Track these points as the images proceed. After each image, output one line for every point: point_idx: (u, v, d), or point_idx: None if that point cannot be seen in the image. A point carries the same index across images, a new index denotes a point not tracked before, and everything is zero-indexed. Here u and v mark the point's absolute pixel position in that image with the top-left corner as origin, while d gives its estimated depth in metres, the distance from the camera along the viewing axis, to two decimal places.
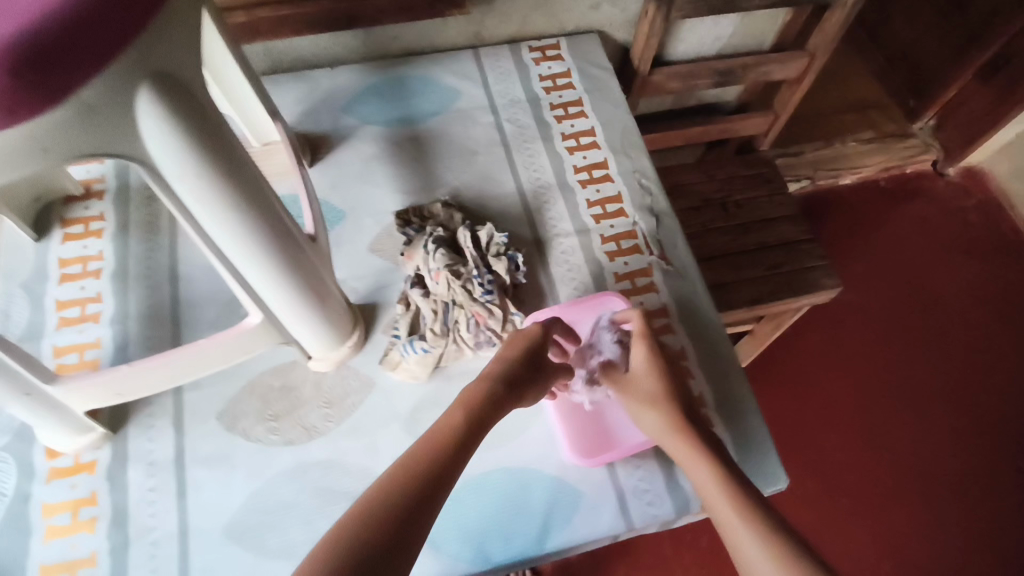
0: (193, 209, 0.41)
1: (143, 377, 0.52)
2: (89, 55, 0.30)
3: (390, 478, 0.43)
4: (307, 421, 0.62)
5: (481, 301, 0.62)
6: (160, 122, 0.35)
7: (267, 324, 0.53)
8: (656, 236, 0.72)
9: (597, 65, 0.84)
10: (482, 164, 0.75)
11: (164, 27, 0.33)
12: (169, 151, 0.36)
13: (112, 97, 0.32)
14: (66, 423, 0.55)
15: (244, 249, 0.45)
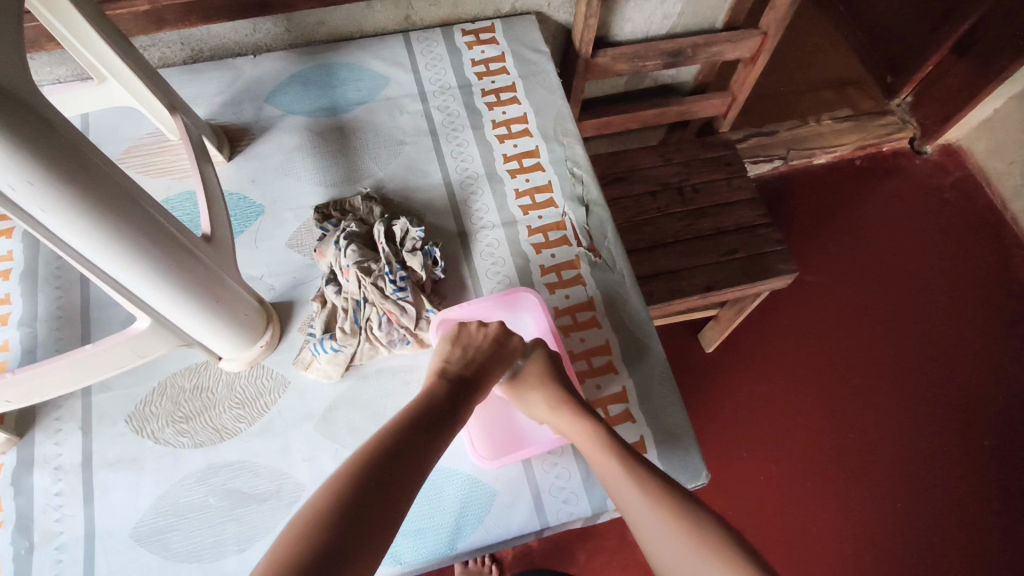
0: (41, 218, 0.39)
1: (32, 385, 0.51)
2: None
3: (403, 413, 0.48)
4: (218, 423, 0.60)
5: (393, 298, 0.60)
6: None
7: (157, 327, 0.52)
8: (585, 226, 0.70)
9: (532, 48, 0.82)
10: (408, 154, 0.74)
11: None
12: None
13: None
14: None
15: (117, 255, 0.43)
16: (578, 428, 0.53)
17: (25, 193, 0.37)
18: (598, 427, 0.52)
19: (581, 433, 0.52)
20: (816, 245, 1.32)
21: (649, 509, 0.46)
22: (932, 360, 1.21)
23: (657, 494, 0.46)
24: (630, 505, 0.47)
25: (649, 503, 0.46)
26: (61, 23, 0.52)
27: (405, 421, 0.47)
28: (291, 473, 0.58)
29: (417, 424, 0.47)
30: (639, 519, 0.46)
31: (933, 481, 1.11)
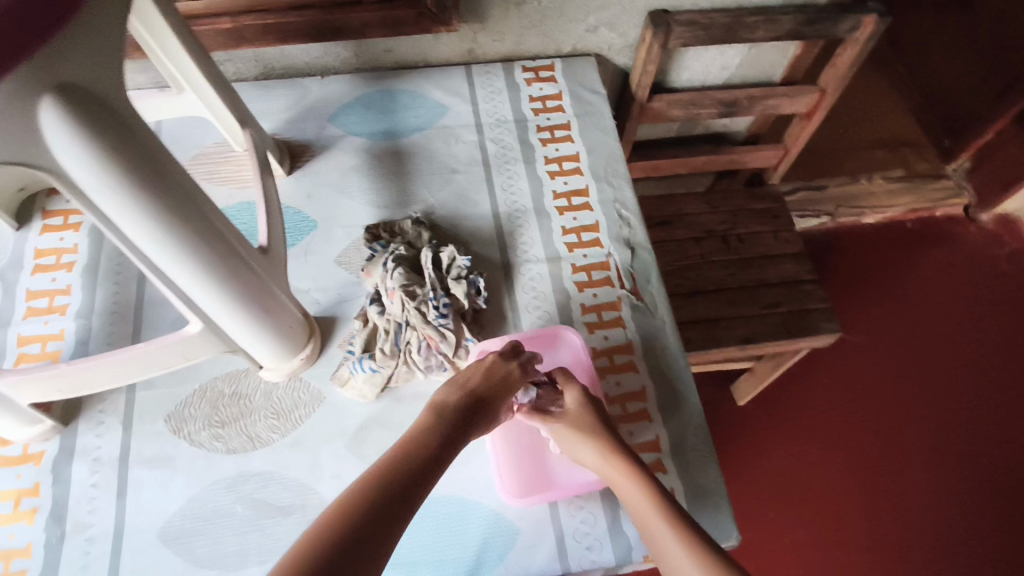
0: (112, 217, 0.41)
1: (84, 375, 0.53)
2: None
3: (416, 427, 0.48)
4: (252, 431, 0.61)
5: (434, 324, 0.60)
6: (66, 131, 0.35)
7: (207, 332, 0.53)
8: (629, 268, 0.70)
9: (589, 89, 0.83)
10: (460, 183, 0.75)
11: (78, 39, 0.34)
12: (79, 159, 0.36)
13: (13, 107, 0.33)
14: (12, 414, 0.56)
15: (175, 257, 0.44)
16: (626, 480, 0.51)
17: (101, 193, 0.39)
18: (640, 476, 0.51)
19: (628, 485, 0.51)
20: (859, 304, 1.30)
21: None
22: (976, 435, 1.16)
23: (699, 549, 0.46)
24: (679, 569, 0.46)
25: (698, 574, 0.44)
26: (151, 37, 0.55)
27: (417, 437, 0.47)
28: (317, 489, 0.58)
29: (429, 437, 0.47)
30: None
31: (969, 565, 1.06)
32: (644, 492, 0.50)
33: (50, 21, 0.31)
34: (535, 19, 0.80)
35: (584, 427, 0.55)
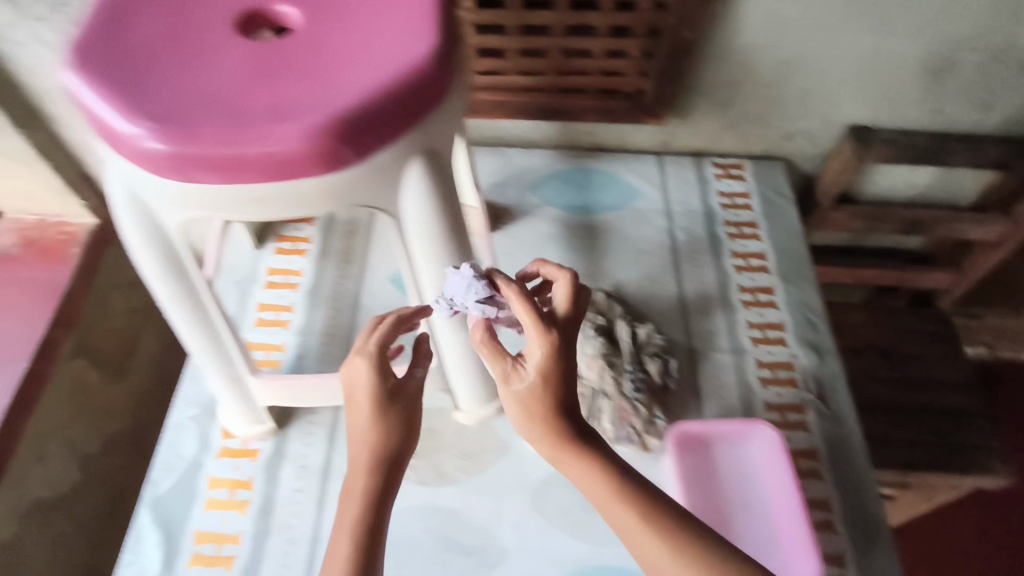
0: (417, 260, 0.47)
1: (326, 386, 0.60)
2: (391, 127, 0.38)
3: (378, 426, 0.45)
4: (442, 467, 0.65)
5: (630, 398, 0.63)
6: (420, 192, 0.42)
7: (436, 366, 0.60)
8: (815, 373, 0.71)
9: (778, 192, 0.86)
10: (649, 265, 0.79)
11: (444, 114, 0.41)
12: (419, 214, 0.43)
13: (395, 165, 0.40)
14: (248, 412, 0.63)
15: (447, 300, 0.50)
16: (584, 473, 0.41)
17: (419, 242, 0.45)
18: (603, 473, 0.41)
19: (580, 475, 0.41)
20: (1020, 447, 1.20)
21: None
22: None
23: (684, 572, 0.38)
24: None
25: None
26: None
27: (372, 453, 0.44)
28: (497, 536, 0.61)
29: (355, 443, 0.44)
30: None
31: None
32: (595, 479, 0.41)
33: (434, 96, 0.39)
34: (735, 121, 0.85)
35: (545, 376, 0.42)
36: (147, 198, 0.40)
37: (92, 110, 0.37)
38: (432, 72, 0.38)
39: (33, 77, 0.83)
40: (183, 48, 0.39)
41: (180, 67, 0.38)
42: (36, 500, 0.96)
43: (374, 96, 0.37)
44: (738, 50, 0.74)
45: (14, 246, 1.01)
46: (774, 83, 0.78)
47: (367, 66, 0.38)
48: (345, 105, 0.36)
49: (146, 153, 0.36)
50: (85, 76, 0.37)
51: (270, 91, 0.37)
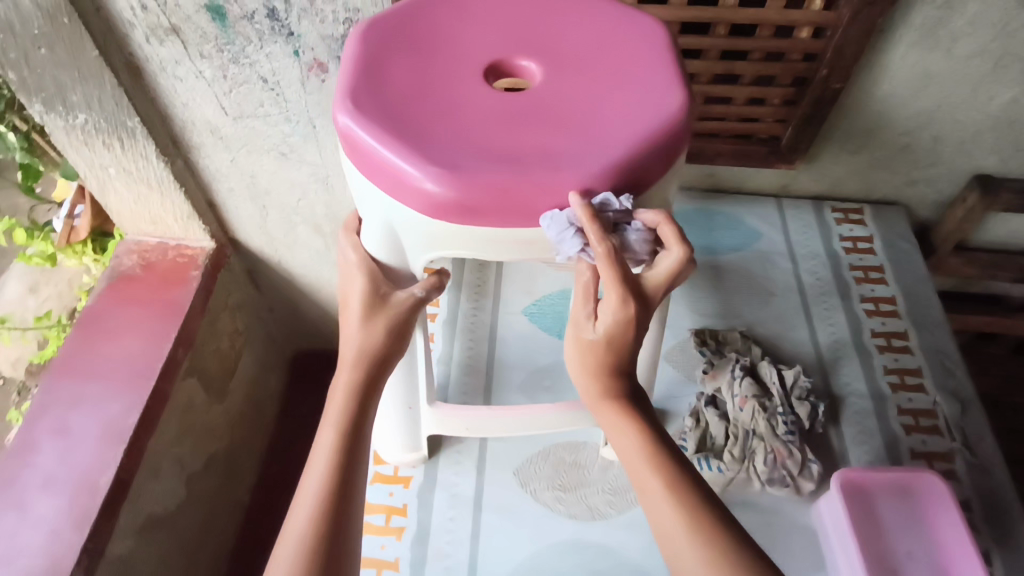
0: None
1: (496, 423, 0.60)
2: (647, 173, 0.40)
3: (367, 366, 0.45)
4: (591, 501, 0.65)
5: (782, 439, 0.63)
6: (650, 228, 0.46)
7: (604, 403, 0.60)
8: (960, 423, 0.70)
9: (901, 237, 0.86)
10: (777, 306, 0.80)
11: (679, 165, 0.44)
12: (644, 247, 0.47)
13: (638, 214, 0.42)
14: (408, 440, 0.65)
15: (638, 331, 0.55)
16: (619, 424, 0.44)
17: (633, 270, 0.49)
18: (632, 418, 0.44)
19: (618, 426, 0.44)
20: None
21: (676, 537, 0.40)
22: None
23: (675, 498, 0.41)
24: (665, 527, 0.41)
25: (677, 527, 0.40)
26: None
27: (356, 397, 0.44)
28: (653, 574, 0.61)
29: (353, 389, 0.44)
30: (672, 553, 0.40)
31: None
32: (633, 431, 0.44)
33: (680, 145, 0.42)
34: (861, 167, 0.86)
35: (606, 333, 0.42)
36: (407, 235, 0.43)
37: (376, 156, 0.39)
38: (683, 126, 0.41)
39: (183, 108, 0.86)
40: (448, 97, 0.41)
41: (451, 116, 0.40)
42: (150, 516, 0.98)
43: (638, 145, 0.39)
44: (880, 99, 0.76)
45: (137, 267, 1.03)
46: (908, 131, 0.79)
47: (626, 119, 0.40)
48: (613, 153, 0.39)
49: (432, 199, 0.39)
50: (365, 123, 0.40)
51: (543, 143, 0.39)
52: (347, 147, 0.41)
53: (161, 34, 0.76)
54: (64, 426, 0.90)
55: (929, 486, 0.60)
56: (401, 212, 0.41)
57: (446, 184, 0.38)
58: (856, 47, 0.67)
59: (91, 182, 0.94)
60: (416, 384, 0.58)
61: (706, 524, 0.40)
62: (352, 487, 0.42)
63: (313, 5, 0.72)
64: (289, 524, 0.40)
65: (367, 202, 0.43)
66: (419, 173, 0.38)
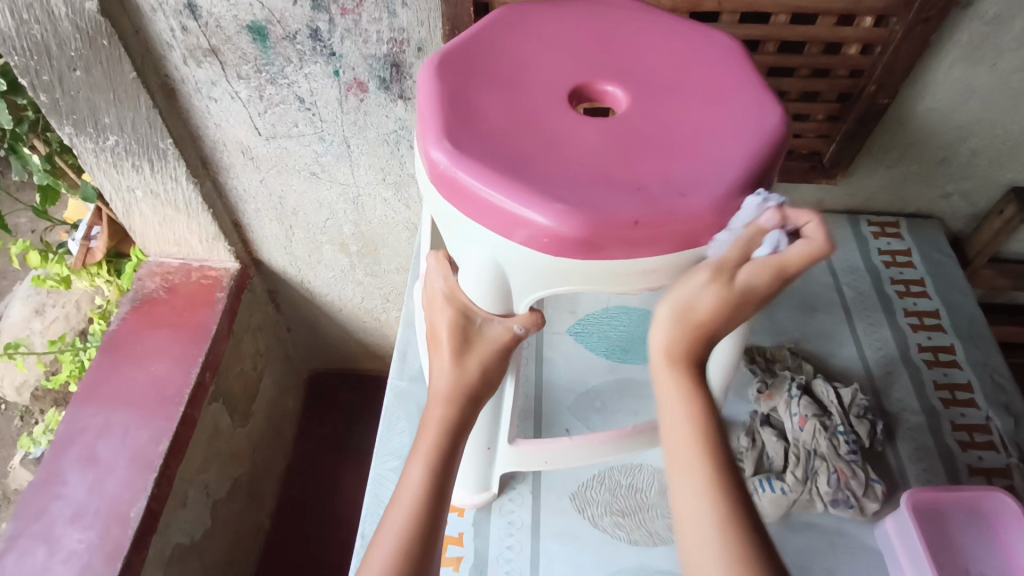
0: None
1: (577, 453, 0.59)
2: (759, 191, 0.40)
3: (456, 402, 0.43)
4: (652, 526, 0.64)
5: (845, 459, 0.63)
6: None
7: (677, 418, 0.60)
8: (1015, 437, 0.69)
9: (939, 250, 0.86)
10: (822, 322, 0.79)
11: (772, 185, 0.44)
12: None
13: None
14: (478, 480, 0.62)
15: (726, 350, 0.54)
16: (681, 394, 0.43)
17: None
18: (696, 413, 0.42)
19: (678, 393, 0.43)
20: None
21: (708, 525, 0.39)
22: None
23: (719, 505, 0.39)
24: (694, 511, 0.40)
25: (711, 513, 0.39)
26: None
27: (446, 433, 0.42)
28: None
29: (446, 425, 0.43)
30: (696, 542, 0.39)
31: None
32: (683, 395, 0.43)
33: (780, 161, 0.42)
34: (897, 181, 0.85)
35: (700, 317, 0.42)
36: (506, 268, 0.41)
37: (483, 197, 0.38)
38: (781, 146, 0.41)
39: (216, 129, 0.84)
40: (545, 131, 0.41)
41: (553, 151, 0.39)
42: (179, 546, 0.95)
43: (749, 166, 0.39)
44: (920, 114, 0.76)
45: (160, 290, 1.00)
46: (946, 145, 0.79)
47: (726, 143, 0.40)
48: (728, 176, 0.39)
49: (547, 236, 0.38)
50: (467, 163, 0.39)
51: (651, 172, 0.39)
52: (444, 187, 0.40)
53: (199, 56, 0.75)
54: (92, 454, 0.88)
55: (997, 504, 0.60)
56: (508, 250, 0.40)
57: (567, 219, 0.37)
58: (907, 63, 0.67)
59: (116, 205, 0.92)
60: (496, 426, 0.57)
61: (737, 517, 0.39)
62: (439, 516, 0.40)
63: (357, 25, 0.72)
64: (372, 550, 0.39)
65: (465, 242, 0.42)
66: (537, 209, 0.37)
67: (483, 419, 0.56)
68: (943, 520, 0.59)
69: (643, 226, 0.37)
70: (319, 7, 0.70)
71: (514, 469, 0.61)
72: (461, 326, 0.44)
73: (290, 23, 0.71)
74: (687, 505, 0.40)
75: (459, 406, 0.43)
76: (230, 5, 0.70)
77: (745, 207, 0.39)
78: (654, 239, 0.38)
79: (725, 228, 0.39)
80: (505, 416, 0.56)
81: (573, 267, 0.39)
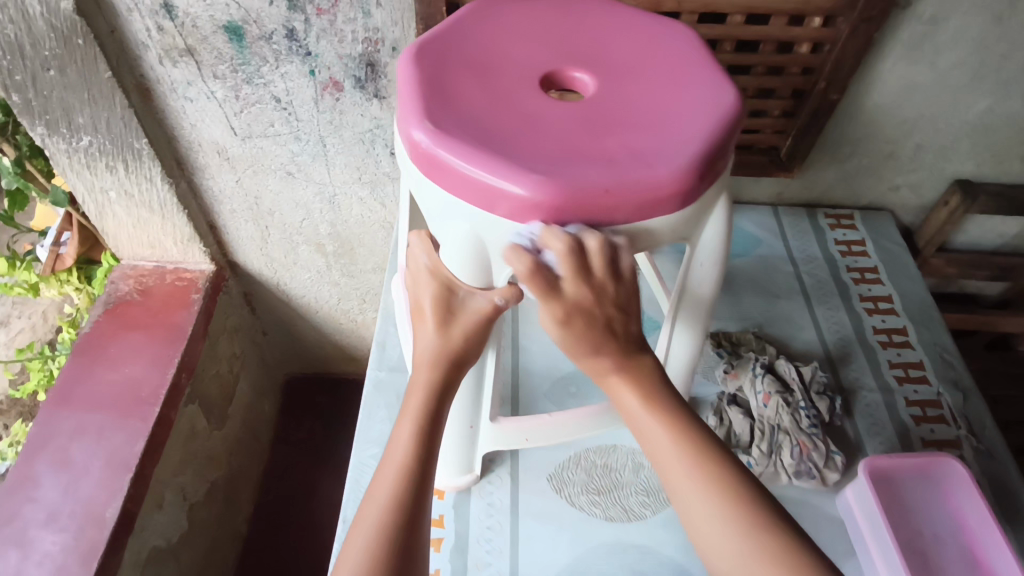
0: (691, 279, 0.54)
1: (557, 429, 0.62)
2: (718, 164, 0.43)
3: (441, 367, 0.45)
4: (627, 503, 0.66)
5: (806, 432, 0.66)
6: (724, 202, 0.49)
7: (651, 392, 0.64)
8: (963, 411, 0.74)
9: (890, 240, 0.91)
10: (784, 308, 0.83)
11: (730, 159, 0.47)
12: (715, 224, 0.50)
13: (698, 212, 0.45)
14: (459, 461, 0.64)
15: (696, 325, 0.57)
16: (626, 388, 0.47)
17: (700, 253, 0.52)
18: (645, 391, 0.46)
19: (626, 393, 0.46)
20: None
21: (700, 505, 0.43)
22: None
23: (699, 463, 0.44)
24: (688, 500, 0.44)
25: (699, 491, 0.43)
26: None
27: (432, 396, 0.44)
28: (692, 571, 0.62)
29: (432, 389, 0.45)
30: (698, 524, 0.43)
31: None
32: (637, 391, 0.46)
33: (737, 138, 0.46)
34: (850, 174, 0.90)
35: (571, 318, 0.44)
36: (488, 243, 0.44)
37: (465, 172, 0.41)
38: (737, 122, 0.44)
39: (191, 129, 0.85)
40: (519, 112, 0.43)
41: (527, 129, 0.42)
42: (155, 549, 0.95)
43: (708, 140, 0.43)
44: (869, 110, 0.81)
45: (133, 293, 1.00)
46: (893, 140, 0.84)
47: (687, 120, 0.44)
48: (690, 149, 0.42)
49: (525, 206, 0.40)
50: (447, 140, 0.41)
51: (619, 146, 0.42)
52: (425, 165, 0.43)
53: (175, 56, 0.76)
54: (66, 456, 0.87)
55: (947, 469, 0.64)
56: (489, 223, 0.42)
57: (543, 188, 0.39)
58: (853, 60, 0.71)
59: (89, 207, 0.92)
60: (480, 404, 0.59)
61: (707, 455, 0.44)
62: (428, 470, 0.42)
63: (332, 25, 0.74)
64: (364, 506, 0.40)
65: (447, 217, 0.44)
66: (514, 180, 0.39)
67: (464, 397, 0.57)
68: (892, 484, 0.64)
69: (614, 194, 0.40)
70: (295, 8, 0.72)
71: (495, 448, 0.64)
72: (442, 297, 0.46)
73: (266, 23, 0.73)
74: (670, 472, 0.45)
75: (446, 372, 0.45)
76: (206, 4, 0.71)
77: (705, 178, 0.43)
78: (623, 207, 0.41)
79: (689, 196, 0.42)
80: (486, 394, 0.58)
81: (548, 237, 0.42)
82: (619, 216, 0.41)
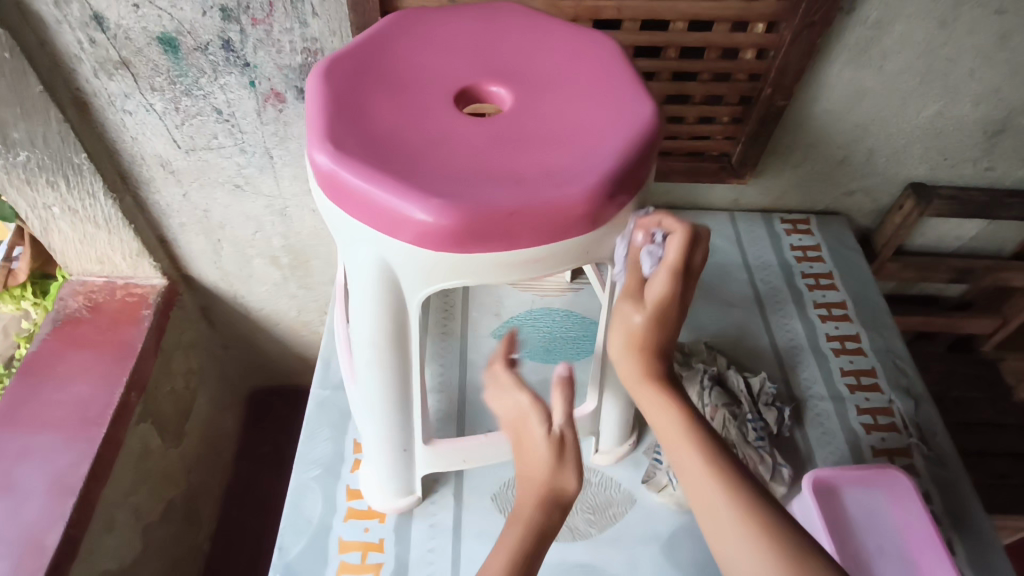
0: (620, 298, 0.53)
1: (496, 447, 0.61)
2: (634, 179, 0.42)
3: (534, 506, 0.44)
4: (572, 522, 0.65)
5: (752, 445, 0.65)
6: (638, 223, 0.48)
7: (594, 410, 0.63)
8: (915, 419, 0.73)
9: (846, 245, 0.90)
10: (738, 316, 0.82)
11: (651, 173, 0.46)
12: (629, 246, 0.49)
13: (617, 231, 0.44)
14: (398, 484, 0.63)
15: None
16: (661, 405, 0.45)
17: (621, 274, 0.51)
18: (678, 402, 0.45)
19: (659, 409, 0.45)
20: None
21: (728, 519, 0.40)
22: None
23: (725, 475, 0.41)
24: (715, 519, 0.41)
25: (734, 516, 0.40)
26: None
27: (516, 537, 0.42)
28: None
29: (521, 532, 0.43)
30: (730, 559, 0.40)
31: None
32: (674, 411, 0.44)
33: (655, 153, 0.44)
34: (804, 179, 0.89)
35: (639, 335, 0.46)
36: (399, 269, 0.42)
37: (368, 196, 0.39)
38: (655, 136, 0.43)
39: (132, 143, 0.83)
40: (429, 130, 0.42)
41: (435, 148, 0.41)
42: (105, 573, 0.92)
43: (621, 157, 0.41)
44: (819, 115, 0.80)
45: (82, 309, 0.98)
46: (844, 145, 0.84)
47: (602, 136, 0.42)
48: (602, 167, 0.41)
49: (428, 230, 0.38)
50: (349, 163, 0.40)
51: (529, 165, 0.40)
52: (331, 188, 0.41)
53: (110, 68, 0.74)
54: (8, 480, 0.84)
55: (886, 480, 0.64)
56: (395, 247, 0.41)
57: (445, 212, 0.38)
58: (797, 67, 0.71)
59: (32, 223, 0.89)
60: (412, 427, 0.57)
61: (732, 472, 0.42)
62: None
63: (269, 35, 0.72)
64: None
65: (355, 241, 0.42)
66: (416, 203, 0.38)
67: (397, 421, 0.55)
68: (834, 497, 0.63)
69: (519, 216, 0.39)
70: (229, 18, 0.70)
71: (435, 470, 0.62)
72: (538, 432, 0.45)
73: (201, 33, 0.72)
74: (696, 486, 0.42)
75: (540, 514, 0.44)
76: (137, 15, 0.70)
77: (618, 196, 0.41)
78: (530, 229, 0.39)
79: (600, 217, 0.41)
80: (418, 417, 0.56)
81: (456, 261, 0.40)
82: (528, 239, 0.40)
